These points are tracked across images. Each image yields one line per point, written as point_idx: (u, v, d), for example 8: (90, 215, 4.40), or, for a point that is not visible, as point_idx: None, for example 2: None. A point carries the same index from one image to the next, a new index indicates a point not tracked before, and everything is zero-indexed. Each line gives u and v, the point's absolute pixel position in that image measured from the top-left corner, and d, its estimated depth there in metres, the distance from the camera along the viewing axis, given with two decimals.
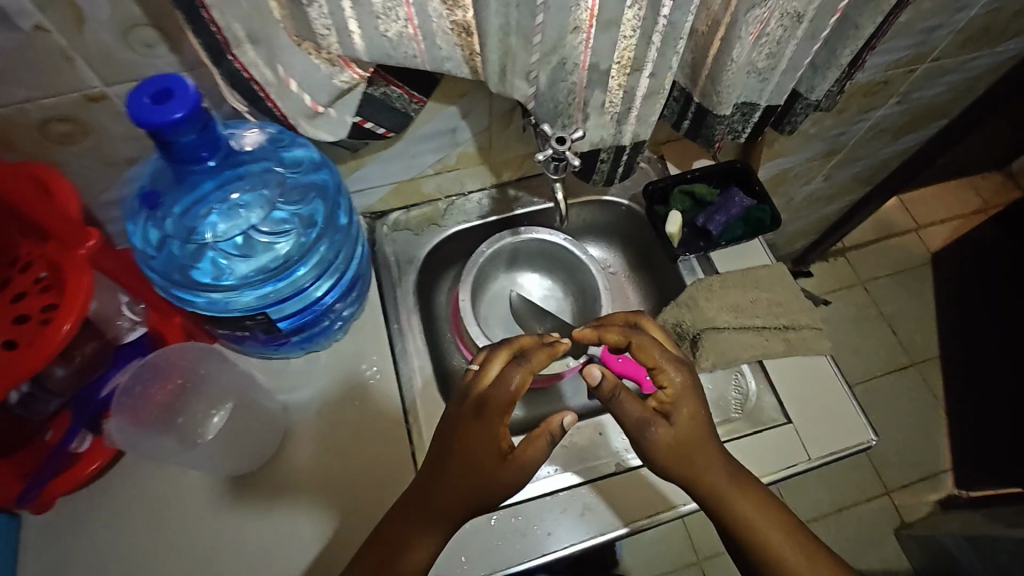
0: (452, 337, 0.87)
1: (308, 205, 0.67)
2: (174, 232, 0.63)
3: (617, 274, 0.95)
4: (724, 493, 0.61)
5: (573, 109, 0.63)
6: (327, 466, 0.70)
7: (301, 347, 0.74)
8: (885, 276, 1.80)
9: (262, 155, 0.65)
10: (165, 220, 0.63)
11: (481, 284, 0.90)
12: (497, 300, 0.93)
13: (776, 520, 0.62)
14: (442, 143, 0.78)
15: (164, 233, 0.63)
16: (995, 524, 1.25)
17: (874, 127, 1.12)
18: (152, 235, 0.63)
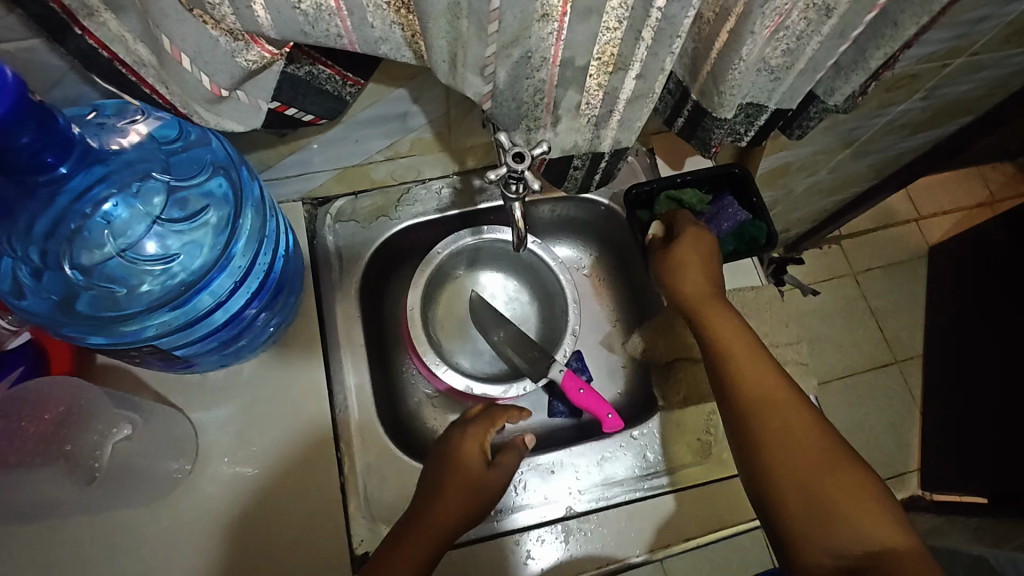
0: (400, 342, 0.78)
1: (212, 203, 0.59)
2: (33, 258, 0.53)
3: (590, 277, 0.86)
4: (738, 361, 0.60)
5: (541, 110, 0.51)
6: (238, 497, 0.62)
7: (218, 362, 0.64)
8: (877, 268, 1.65)
9: (133, 159, 0.56)
10: (19, 247, 0.53)
11: (436, 283, 0.80)
12: (455, 300, 0.83)
13: (791, 410, 0.57)
14: (391, 128, 0.66)
15: (18, 259, 0.53)
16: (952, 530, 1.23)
17: (891, 123, 1.00)
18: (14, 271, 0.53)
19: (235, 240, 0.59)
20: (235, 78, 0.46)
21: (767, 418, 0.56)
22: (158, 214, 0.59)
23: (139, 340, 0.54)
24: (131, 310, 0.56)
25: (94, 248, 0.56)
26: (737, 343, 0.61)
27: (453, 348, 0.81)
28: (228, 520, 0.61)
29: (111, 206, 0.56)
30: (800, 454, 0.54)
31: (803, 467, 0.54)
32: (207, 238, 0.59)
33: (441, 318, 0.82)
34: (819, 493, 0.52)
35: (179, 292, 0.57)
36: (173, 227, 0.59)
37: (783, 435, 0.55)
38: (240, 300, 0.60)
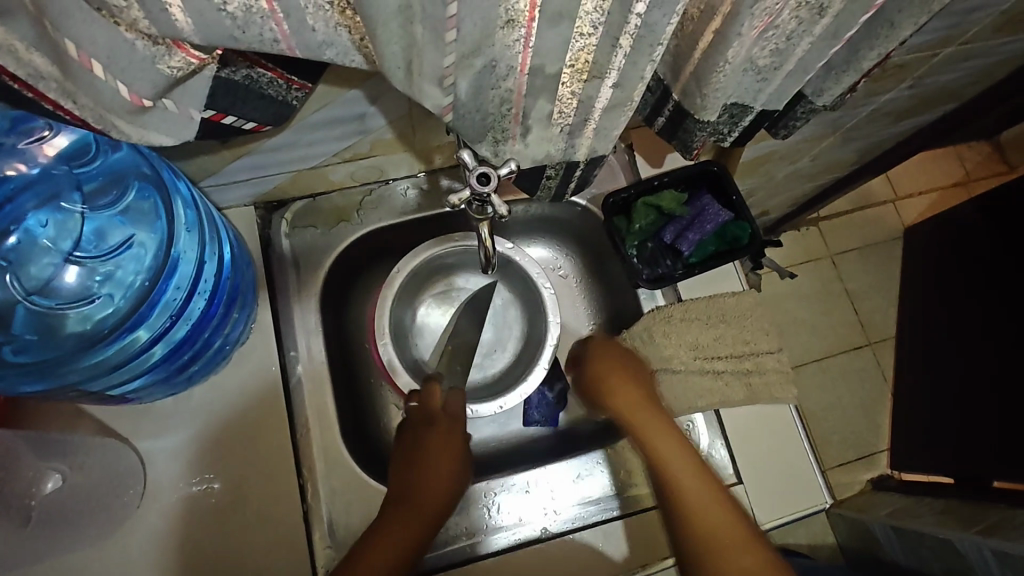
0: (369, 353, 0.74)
1: (142, 208, 0.58)
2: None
3: (567, 278, 0.82)
4: (654, 427, 0.64)
5: (509, 121, 0.46)
6: (192, 531, 0.58)
7: (172, 387, 0.60)
8: (853, 250, 1.55)
9: (36, 186, 0.55)
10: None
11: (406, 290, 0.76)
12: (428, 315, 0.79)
13: (682, 454, 0.61)
14: (345, 131, 0.60)
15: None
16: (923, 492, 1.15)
17: (876, 111, 0.96)
18: None
19: (172, 249, 0.57)
20: (158, 86, 0.40)
21: (659, 455, 0.62)
22: (73, 244, 0.58)
23: (69, 382, 0.53)
24: (61, 351, 0.55)
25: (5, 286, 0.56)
26: (646, 412, 0.65)
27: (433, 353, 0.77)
28: (184, 557, 0.58)
29: (16, 238, 0.57)
30: (690, 493, 0.59)
31: (682, 502, 0.58)
32: (146, 244, 0.58)
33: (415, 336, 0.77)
34: (703, 529, 0.56)
35: (112, 325, 0.56)
36: (88, 254, 0.58)
37: (681, 487, 0.59)
38: (188, 321, 0.56)
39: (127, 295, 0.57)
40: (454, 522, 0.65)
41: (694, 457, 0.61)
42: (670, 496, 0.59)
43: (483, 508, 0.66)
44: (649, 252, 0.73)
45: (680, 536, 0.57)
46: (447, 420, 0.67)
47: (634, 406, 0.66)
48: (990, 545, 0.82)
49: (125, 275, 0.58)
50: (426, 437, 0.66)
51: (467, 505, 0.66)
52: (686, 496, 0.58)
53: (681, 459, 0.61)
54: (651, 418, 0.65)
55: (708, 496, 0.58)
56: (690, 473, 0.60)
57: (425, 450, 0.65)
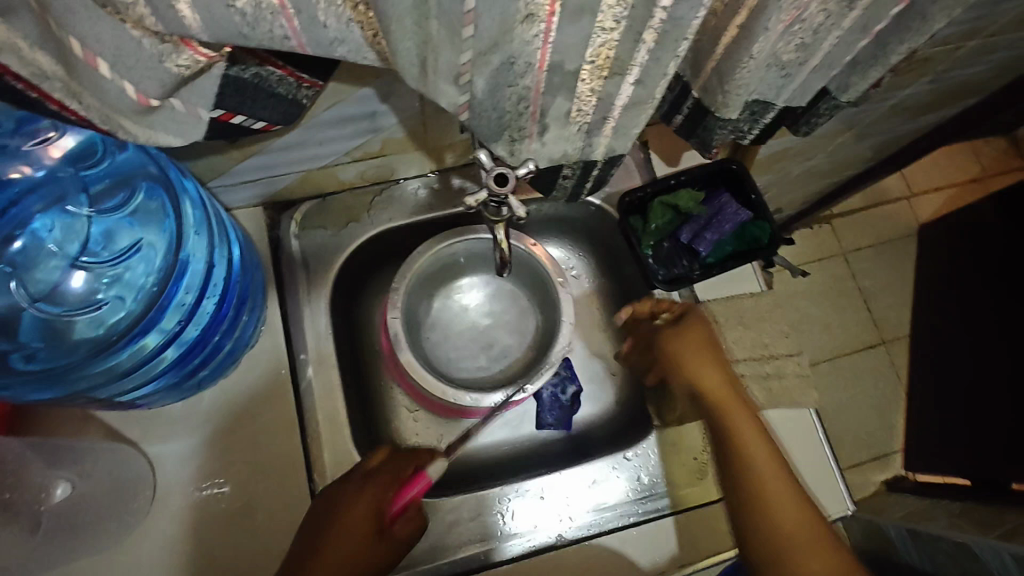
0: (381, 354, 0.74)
1: (149, 210, 0.57)
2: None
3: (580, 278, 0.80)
4: (723, 400, 0.56)
5: (526, 120, 0.45)
6: (202, 536, 0.58)
7: (177, 393, 0.59)
8: (867, 248, 1.51)
9: (43, 187, 0.54)
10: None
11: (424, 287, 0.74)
12: (440, 310, 0.78)
13: (756, 430, 0.55)
14: (357, 129, 0.59)
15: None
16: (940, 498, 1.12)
17: (896, 107, 0.93)
18: None
19: (181, 249, 0.55)
20: (166, 86, 0.39)
21: (734, 432, 0.55)
22: (80, 248, 0.57)
23: (78, 389, 0.52)
24: (69, 358, 0.54)
25: (10, 292, 0.55)
26: (710, 360, 0.58)
27: (447, 350, 0.77)
28: (194, 562, 0.57)
29: (22, 243, 0.55)
30: (774, 489, 0.52)
31: (748, 467, 0.53)
32: (154, 245, 0.57)
33: (427, 329, 0.77)
34: (791, 549, 0.50)
35: (120, 331, 0.55)
36: (96, 257, 0.57)
37: (752, 451, 0.53)
38: (198, 324, 0.55)
39: (137, 301, 0.56)
40: (467, 529, 0.63)
41: (771, 441, 0.55)
42: (754, 490, 0.52)
43: (496, 515, 0.64)
44: (665, 252, 0.71)
45: (750, 526, 0.52)
46: (379, 484, 0.57)
47: (695, 353, 0.59)
48: (1011, 550, 0.80)
49: (133, 279, 0.57)
50: (350, 496, 0.56)
51: (480, 511, 0.64)
52: (780, 508, 0.51)
53: (736, 402, 0.56)
54: (718, 381, 0.57)
55: (800, 517, 0.51)
56: (764, 446, 0.54)
57: (331, 524, 0.54)
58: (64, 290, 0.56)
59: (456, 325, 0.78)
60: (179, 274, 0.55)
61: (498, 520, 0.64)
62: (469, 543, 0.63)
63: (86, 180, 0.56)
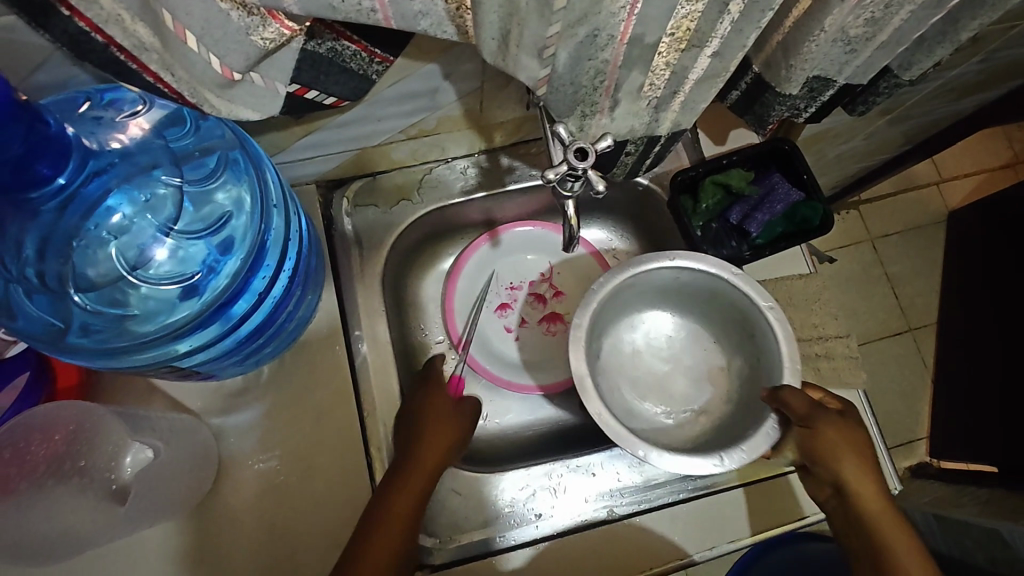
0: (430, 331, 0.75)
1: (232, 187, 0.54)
2: (30, 279, 0.48)
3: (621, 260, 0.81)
4: (863, 479, 0.56)
5: (600, 94, 0.45)
6: (264, 504, 0.59)
7: (239, 367, 0.60)
8: (895, 234, 1.47)
9: (135, 154, 0.50)
10: (13, 266, 0.47)
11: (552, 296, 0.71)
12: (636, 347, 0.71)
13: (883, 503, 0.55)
14: (417, 105, 0.59)
15: (13, 280, 0.47)
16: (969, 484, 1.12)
17: (940, 88, 0.92)
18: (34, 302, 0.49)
19: (267, 229, 0.54)
20: (250, 59, 0.40)
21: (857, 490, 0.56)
22: (172, 215, 0.52)
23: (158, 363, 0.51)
24: (144, 339, 0.51)
25: (98, 260, 0.50)
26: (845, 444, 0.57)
27: (623, 395, 0.68)
28: (256, 530, 0.59)
29: (115, 216, 0.50)
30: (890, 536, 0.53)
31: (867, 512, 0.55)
32: (240, 225, 0.54)
33: (622, 369, 0.70)
34: None
35: (189, 319, 0.52)
36: (189, 225, 0.53)
37: (885, 535, 0.53)
38: (266, 307, 0.56)
39: (221, 283, 0.53)
40: (518, 502, 0.64)
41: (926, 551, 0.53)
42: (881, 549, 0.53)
43: (548, 489, 0.65)
44: (714, 232, 0.70)
45: None
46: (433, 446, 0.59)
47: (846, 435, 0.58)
48: None
49: (217, 258, 0.53)
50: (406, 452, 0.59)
51: (533, 485, 0.65)
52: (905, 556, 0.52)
53: (872, 486, 0.56)
54: (850, 464, 0.56)
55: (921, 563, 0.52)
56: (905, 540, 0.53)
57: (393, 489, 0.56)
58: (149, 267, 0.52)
59: (653, 362, 0.71)
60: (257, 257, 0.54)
61: (550, 494, 0.65)
62: (521, 516, 0.64)
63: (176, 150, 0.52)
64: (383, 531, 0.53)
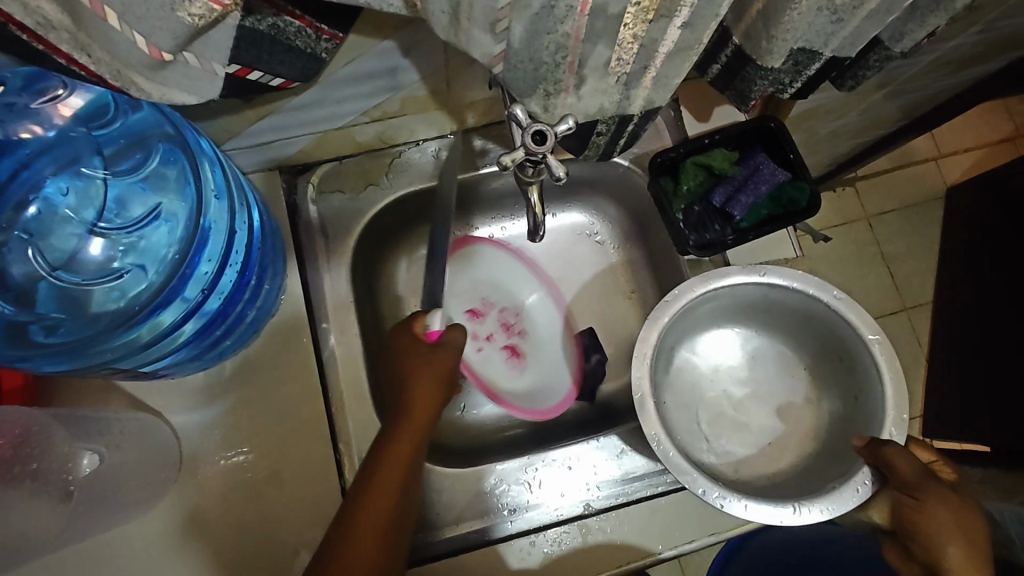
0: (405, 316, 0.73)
1: (165, 177, 0.54)
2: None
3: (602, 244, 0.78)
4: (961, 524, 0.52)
5: (563, 72, 0.41)
6: (229, 506, 0.57)
7: (197, 364, 0.57)
8: (891, 212, 1.43)
9: (55, 148, 0.50)
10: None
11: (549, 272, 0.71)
12: (719, 379, 0.72)
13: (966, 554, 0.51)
14: (378, 85, 0.56)
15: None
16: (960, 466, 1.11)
17: (938, 60, 0.88)
18: None
19: (202, 216, 0.53)
20: (179, 39, 0.36)
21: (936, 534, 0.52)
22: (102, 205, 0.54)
23: (101, 361, 0.50)
24: (96, 331, 0.52)
25: (29, 259, 0.52)
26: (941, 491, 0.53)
27: (699, 424, 0.69)
28: (221, 531, 0.57)
29: (36, 208, 0.51)
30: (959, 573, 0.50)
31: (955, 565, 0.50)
32: (171, 213, 0.54)
33: (703, 397, 0.71)
34: None
35: (144, 301, 0.53)
36: (120, 216, 0.54)
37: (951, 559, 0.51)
38: (221, 294, 0.54)
39: (156, 274, 0.54)
40: (493, 497, 0.63)
41: None
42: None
43: (523, 483, 0.63)
44: (696, 216, 0.67)
45: None
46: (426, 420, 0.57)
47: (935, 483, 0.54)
48: None
49: (149, 248, 0.54)
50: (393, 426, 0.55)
51: (508, 480, 0.63)
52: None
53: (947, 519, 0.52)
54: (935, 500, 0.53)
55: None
56: None
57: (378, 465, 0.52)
58: (75, 263, 0.54)
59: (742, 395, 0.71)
60: (193, 245, 0.53)
61: (526, 487, 0.63)
62: (495, 511, 0.62)
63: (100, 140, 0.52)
64: (369, 498, 0.50)
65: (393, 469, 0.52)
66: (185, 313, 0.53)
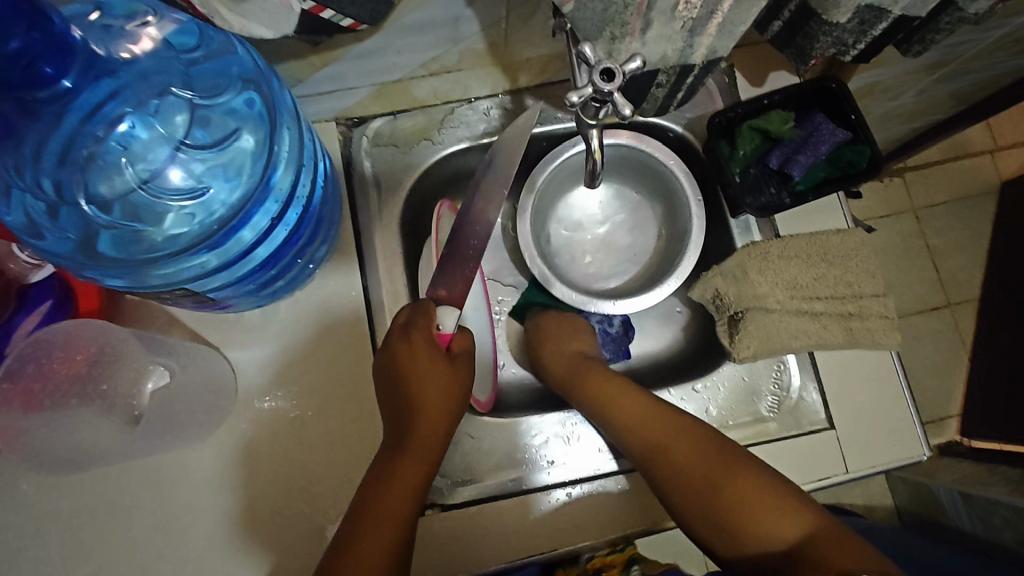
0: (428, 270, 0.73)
1: (243, 124, 0.50)
2: (45, 190, 0.45)
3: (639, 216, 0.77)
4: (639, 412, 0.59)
5: (630, 14, 0.41)
6: (278, 439, 0.60)
7: (255, 301, 0.60)
8: (940, 204, 1.38)
9: (147, 70, 0.46)
10: (28, 177, 0.44)
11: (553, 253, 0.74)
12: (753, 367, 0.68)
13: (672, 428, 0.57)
14: (438, 35, 0.57)
15: (30, 191, 0.45)
16: (998, 463, 1.08)
17: (1004, 37, 0.84)
18: (37, 207, 0.45)
19: (273, 169, 0.49)
20: None
21: (628, 425, 0.58)
22: (183, 134, 0.49)
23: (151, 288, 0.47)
24: (157, 255, 0.47)
25: (113, 175, 0.47)
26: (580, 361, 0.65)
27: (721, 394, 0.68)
28: (270, 463, 0.59)
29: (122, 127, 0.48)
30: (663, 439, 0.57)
31: (653, 434, 0.57)
32: (246, 160, 0.49)
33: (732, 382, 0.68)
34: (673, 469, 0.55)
35: (198, 239, 0.48)
36: (203, 150, 0.49)
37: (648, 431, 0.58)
38: (277, 238, 0.51)
39: (220, 213, 0.49)
40: (532, 448, 0.64)
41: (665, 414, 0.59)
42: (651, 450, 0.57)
43: (561, 437, 0.64)
44: (752, 178, 0.67)
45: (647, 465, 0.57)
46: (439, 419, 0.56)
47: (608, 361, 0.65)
48: None
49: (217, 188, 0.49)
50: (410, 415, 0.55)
51: (547, 433, 0.65)
52: (681, 464, 0.55)
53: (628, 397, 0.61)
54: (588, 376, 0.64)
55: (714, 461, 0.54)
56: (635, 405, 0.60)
57: (394, 464, 0.52)
58: (142, 189, 0.48)
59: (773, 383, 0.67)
60: (262, 188, 0.49)
61: (565, 443, 0.64)
62: (533, 462, 0.63)
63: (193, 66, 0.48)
64: (393, 492, 0.51)
65: (406, 477, 0.52)
66: (242, 256, 0.50)
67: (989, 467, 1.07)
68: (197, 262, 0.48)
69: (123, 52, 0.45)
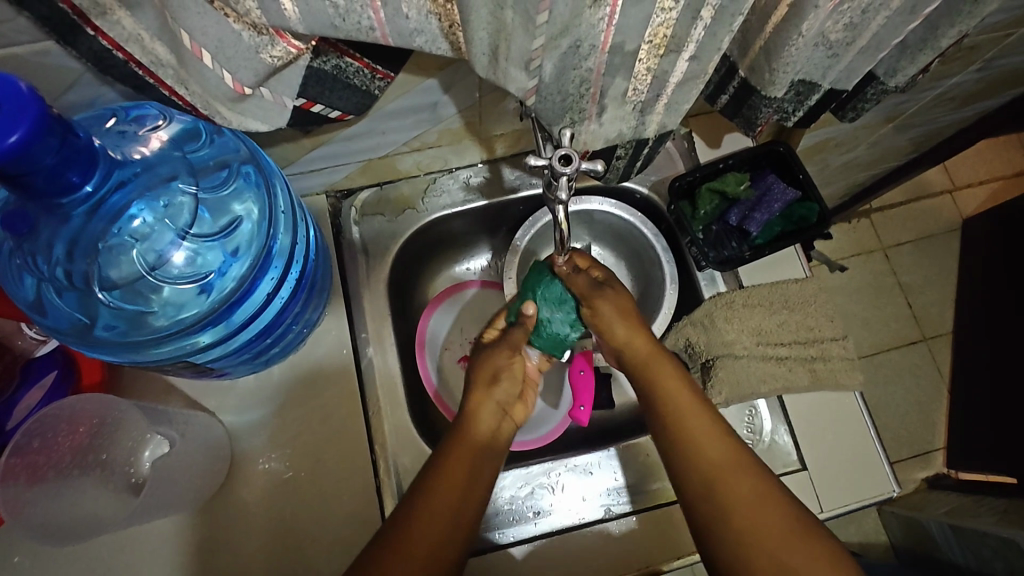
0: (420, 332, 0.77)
1: (239, 211, 0.54)
2: (58, 277, 0.48)
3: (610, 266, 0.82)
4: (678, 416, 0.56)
5: (586, 102, 0.48)
6: (270, 499, 0.62)
7: (250, 367, 0.63)
8: (908, 243, 1.44)
9: (156, 166, 0.50)
10: (43, 264, 0.48)
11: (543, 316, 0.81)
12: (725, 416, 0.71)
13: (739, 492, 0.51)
14: (419, 119, 0.63)
15: (44, 279, 0.48)
16: (986, 494, 1.08)
17: (940, 96, 0.92)
18: (58, 296, 0.49)
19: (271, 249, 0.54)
20: (259, 74, 0.42)
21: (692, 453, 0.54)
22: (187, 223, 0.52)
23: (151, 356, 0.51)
24: (160, 332, 0.51)
25: (122, 262, 0.50)
26: (664, 374, 0.59)
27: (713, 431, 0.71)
28: (263, 524, 0.61)
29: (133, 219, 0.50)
30: (727, 473, 0.52)
31: (704, 441, 0.54)
32: (239, 247, 0.53)
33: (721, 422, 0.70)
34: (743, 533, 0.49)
35: (202, 316, 0.52)
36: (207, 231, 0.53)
37: (722, 477, 0.52)
38: (275, 308, 0.56)
39: (219, 288, 0.53)
40: (518, 499, 0.66)
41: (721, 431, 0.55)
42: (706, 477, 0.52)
43: (547, 486, 0.67)
44: (714, 234, 0.73)
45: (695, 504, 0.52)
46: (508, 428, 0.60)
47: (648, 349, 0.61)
48: None
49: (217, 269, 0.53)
50: (475, 413, 0.58)
51: (532, 483, 0.67)
52: (743, 513, 0.49)
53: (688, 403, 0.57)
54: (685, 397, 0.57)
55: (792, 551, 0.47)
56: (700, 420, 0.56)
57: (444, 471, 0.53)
58: (149, 271, 0.51)
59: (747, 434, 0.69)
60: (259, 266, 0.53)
61: (551, 494, 0.66)
62: (520, 513, 0.65)
63: (196, 157, 0.52)
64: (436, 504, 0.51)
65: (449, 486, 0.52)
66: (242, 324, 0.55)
67: (978, 497, 1.08)
68: (192, 339, 0.52)
69: (135, 153, 0.49)
